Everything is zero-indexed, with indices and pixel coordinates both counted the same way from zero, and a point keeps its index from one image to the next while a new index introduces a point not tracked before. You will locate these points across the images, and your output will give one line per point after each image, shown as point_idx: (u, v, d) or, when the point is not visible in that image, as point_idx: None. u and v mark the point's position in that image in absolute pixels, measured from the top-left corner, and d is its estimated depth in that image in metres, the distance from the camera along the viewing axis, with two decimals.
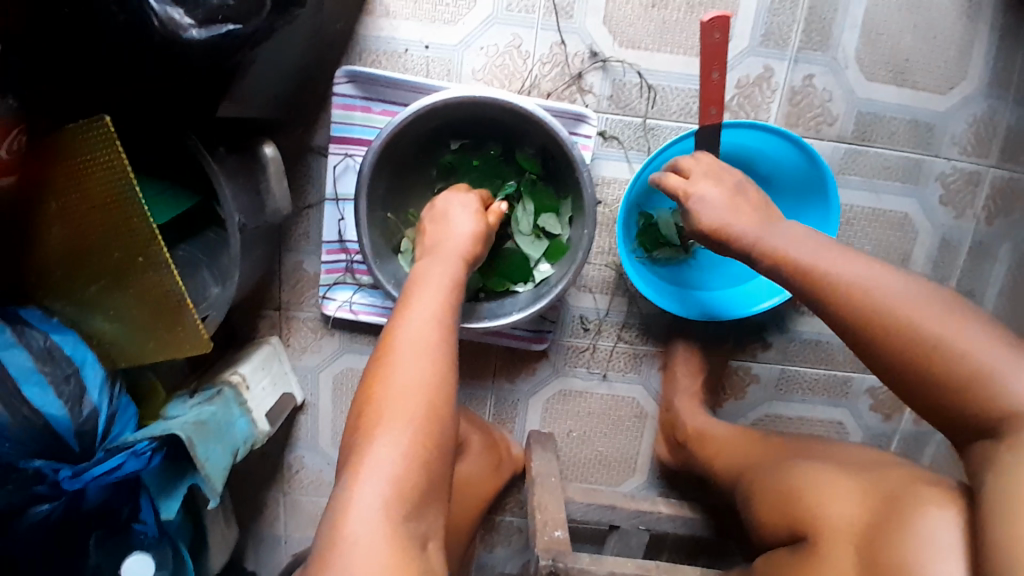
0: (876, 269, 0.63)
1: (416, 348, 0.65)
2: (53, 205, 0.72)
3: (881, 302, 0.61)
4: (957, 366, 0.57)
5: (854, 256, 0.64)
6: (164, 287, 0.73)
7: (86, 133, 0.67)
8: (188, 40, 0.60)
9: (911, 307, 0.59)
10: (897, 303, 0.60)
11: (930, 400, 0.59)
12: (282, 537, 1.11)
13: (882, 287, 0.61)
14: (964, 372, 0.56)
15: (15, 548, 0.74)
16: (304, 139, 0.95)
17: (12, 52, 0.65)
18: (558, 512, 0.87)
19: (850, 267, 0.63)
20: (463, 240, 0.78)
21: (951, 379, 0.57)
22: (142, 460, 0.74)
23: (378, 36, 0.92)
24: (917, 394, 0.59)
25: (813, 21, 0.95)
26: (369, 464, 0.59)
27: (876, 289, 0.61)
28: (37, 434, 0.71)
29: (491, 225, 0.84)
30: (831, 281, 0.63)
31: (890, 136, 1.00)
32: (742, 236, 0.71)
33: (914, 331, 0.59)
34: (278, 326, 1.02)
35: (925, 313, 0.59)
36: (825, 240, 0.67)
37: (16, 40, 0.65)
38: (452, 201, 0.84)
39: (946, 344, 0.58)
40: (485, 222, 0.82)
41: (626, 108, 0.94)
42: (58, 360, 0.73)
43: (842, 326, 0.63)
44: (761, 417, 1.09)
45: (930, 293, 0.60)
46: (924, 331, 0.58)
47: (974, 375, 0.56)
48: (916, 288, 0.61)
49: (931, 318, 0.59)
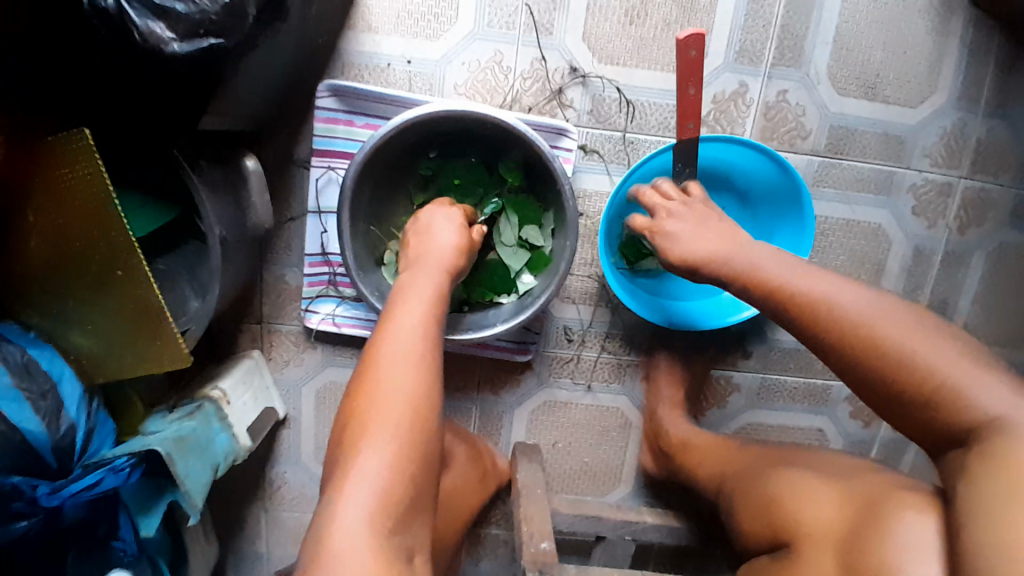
0: (844, 283, 0.66)
1: (401, 360, 0.65)
2: (31, 219, 0.72)
3: (848, 316, 0.63)
4: (921, 377, 0.59)
5: (821, 273, 0.67)
6: (144, 301, 0.72)
7: (66, 146, 0.67)
8: (170, 55, 0.60)
9: (878, 320, 0.62)
10: (864, 316, 0.62)
11: (897, 410, 0.61)
12: (264, 555, 1.09)
13: (851, 301, 0.64)
14: (929, 384, 0.59)
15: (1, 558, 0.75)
16: (286, 153, 0.95)
17: (11, 53, 0.69)
18: (543, 523, 0.86)
19: (818, 284, 0.66)
20: (447, 251, 0.79)
21: (917, 389, 0.59)
22: (120, 476, 0.74)
23: (361, 51, 0.93)
24: (886, 403, 0.61)
25: (786, 38, 0.97)
26: (354, 477, 0.59)
27: (844, 304, 0.64)
28: (14, 452, 0.68)
29: (474, 240, 0.85)
30: (801, 295, 0.66)
31: (862, 149, 1.02)
32: (712, 258, 0.74)
33: (882, 343, 0.61)
34: (260, 340, 1.01)
35: (891, 325, 0.61)
36: (798, 258, 0.70)
37: (12, 44, 0.67)
38: (435, 214, 0.85)
39: (913, 355, 0.60)
40: (468, 234, 0.83)
41: (606, 122, 0.96)
42: (35, 376, 0.72)
43: (815, 338, 0.65)
44: (743, 425, 1.10)
45: (896, 307, 0.63)
46: (890, 344, 0.61)
47: (938, 386, 0.58)
48: (883, 303, 0.63)
49: (896, 330, 0.61)
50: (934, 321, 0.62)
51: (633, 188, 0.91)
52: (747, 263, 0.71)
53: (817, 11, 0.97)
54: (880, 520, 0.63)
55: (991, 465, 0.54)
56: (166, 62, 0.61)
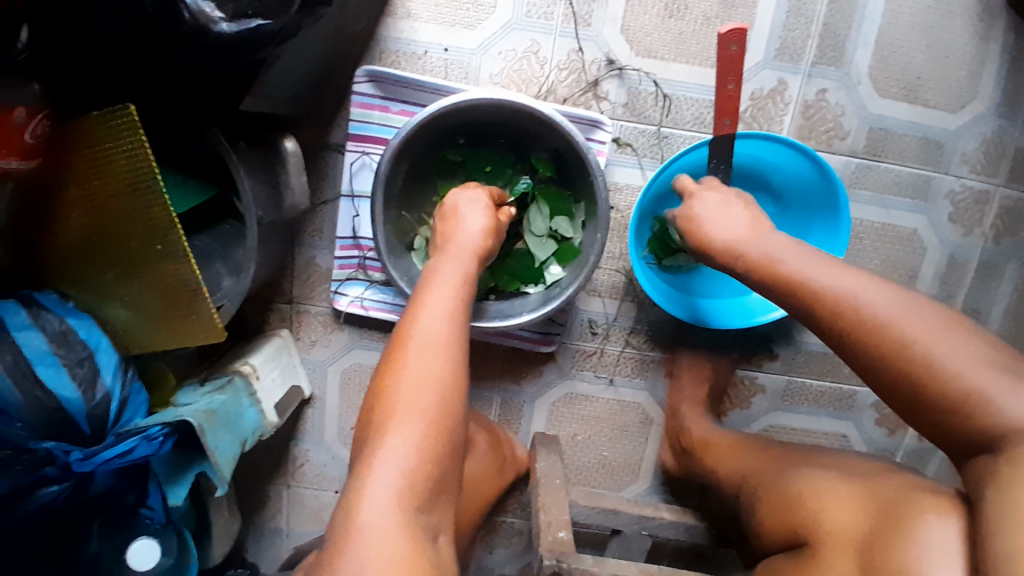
0: (868, 281, 0.63)
1: (430, 342, 0.65)
2: (73, 192, 0.73)
3: (869, 313, 0.61)
4: (946, 381, 0.57)
5: (845, 269, 0.65)
6: (181, 277, 0.73)
7: (110, 121, 0.68)
8: (218, 34, 0.60)
9: (903, 319, 0.60)
10: (886, 314, 0.60)
11: (916, 414, 0.59)
12: (284, 530, 1.11)
13: (870, 299, 0.62)
14: (956, 388, 0.57)
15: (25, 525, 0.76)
16: (321, 137, 0.96)
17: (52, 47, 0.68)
18: (561, 513, 0.87)
19: (838, 281, 0.64)
20: (474, 236, 0.79)
21: (944, 392, 0.57)
22: (154, 445, 0.75)
23: (398, 38, 0.94)
24: (907, 405, 0.60)
25: (828, 37, 0.96)
26: (382, 456, 0.60)
27: (865, 301, 0.61)
28: (49, 418, 0.72)
29: (501, 221, 0.85)
30: (821, 291, 0.64)
31: (900, 153, 1.01)
32: (725, 247, 0.73)
33: (907, 344, 0.59)
34: (289, 320, 1.03)
35: (915, 324, 0.59)
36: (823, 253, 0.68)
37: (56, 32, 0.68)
38: (461, 198, 0.85)
39: (937, 358, 0.58)
40: (496, 219, 0.83)
41: (641, 116, 0.96)
42: (72, 344, 0.74)
43: (835, 336, 0.63)
44: (765, 427, 1.09)
45: (917, 304, 0.61)
46: (917, 343, 0.58)
47: (964, 389, 0.56)
48: (906, 300, 0.61)
49: (920, 330, 0.59)
50: (954, 318, 0.60)
51: (666, 181, 0.90)
52: (763, 254, 0.69)
53: (861, 10, 0.96)
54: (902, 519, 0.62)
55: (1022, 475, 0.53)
56: (211, 41, 0.62)
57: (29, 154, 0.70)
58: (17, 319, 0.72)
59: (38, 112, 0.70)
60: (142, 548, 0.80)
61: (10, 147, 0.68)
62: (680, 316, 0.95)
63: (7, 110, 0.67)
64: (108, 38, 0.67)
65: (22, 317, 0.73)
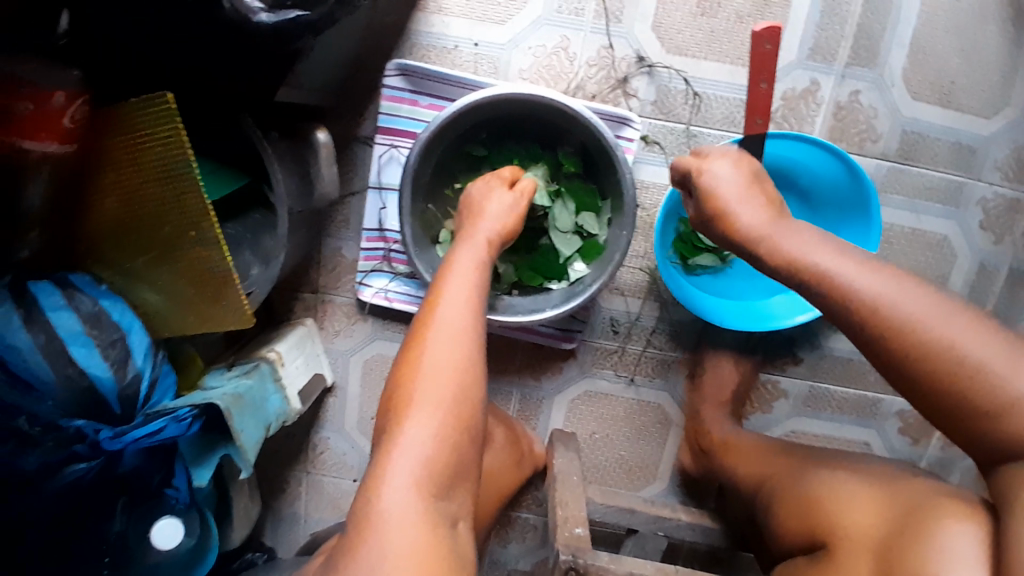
0: (898, 279, 0.60)
1: (448, 330, 0.66)
2: (110, 176, 0.75)
3: (908, 313, 0.58)
4: (984, 388, 0.55)
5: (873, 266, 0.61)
6: (212, 261, 0.74)
7: (147, 109, 0.69)
8: (257, 24, 0.60)
9: (945, 321, 0.57)
10: (925, 315, 0.57)
11: (942, 417, 0.58)
12: (302, 517, 1.13)
13: (908, 300, 0.59)
14: (992, 398, 0.55)
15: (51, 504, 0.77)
16: (351, 129, 0.97)
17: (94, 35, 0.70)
18: (579, 510, 0.86)
19: (877, 282, 0.60)
20: (493, 227, 0.79)
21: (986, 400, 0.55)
22: (182, 426, 0.75)
23: (429, 32, 0.94)
24: (945, 413, 0.57)
25: (862, 37, 0.95)
26: (400, 445, 0.60)
27: (907, 302, 0.58)
28: (80, 396, 0.74)
29: (523, 200, 0.84)
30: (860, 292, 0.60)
31: (932, 157, 0.99)
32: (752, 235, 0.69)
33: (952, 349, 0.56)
34: (313, 309, 1.04)
35: (956, 327, 0.57)
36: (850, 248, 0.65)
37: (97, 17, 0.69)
38: (476, 190, 0.85)
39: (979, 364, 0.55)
40: (517, 209, 0.83)
41: (670, 114, 0.95)
42: (105, 326, 0.76)
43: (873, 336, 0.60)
44: (786, 432, 1.08)
45: (956, 306, 0.58)
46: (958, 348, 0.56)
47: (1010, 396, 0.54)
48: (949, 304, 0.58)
49: (967, 337, 0.56)
50: (997, 323, 0.58)
51: None
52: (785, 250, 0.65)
53: (896, 10, 0.94)
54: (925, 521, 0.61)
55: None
56: (250, 32, 0.62)
57: (69, 138, 0.72)
58: (52, 300, 0.74)
59: (78, 97, 0.71)
60: (165, 528, 0.82)
61: (51, 130, 0.70)
62: (702, 315, 0.94)
63: (48, 94, 0.69)
64: (108, 39, 0.70)
65: (57, 298, 0.75)
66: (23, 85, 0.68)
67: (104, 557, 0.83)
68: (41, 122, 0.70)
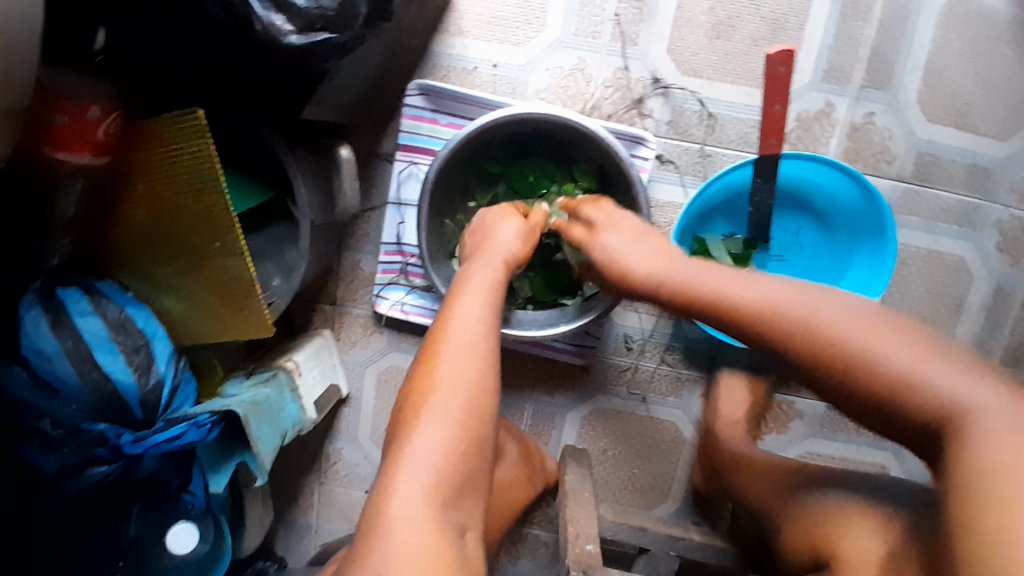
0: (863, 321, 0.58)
1: (460, 347, 0.67)
2: (140, 186, 0.77)
3: (786, 309, 0.61)
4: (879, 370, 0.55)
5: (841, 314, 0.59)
6: (236, 272, 0.76)
7: (180, 124, 0.71)
8: (286, 45, 0.63)
9: (823, 309, 0.60)
10: (801, 309, 0.60)
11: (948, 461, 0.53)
12: (314, 527, 1.14)
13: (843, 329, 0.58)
14: None
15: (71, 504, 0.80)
16: (372, 146, 1.00)
17: None
18: (590, 526, 0.86)
19: (788, 302, 0.61)
20: (507, 246, 0.80)
21: (881, 382, 0.55)
22: (202, 431, 0.77)
23: (450, 53, 0.97)
24: (851, 402, 0.57)
25: (876, 60, 0.96)
26: (410, 455, 0.62)
27: (784, 300, 0.61)
28: (106, 398, 0.76)
29: (534, 226, 0.86)
30: (743, 296, 0.64)
31: (948, 179, 0.99)
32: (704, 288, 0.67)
33: (836, 338, 0.58)
34: (330, 320, 1.06)
35: (835, 314, 0.59)
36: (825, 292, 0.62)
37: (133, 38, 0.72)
38: (490, 213, 0.86)
39: (864, 347, 0.56)
40: (525, 230, 0.84)
41: (685, 134, 0.97)
42: (130, 332, 0.78)
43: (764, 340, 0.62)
44: (801, 453, 1.07)
45: (892, 330, 0.57)
46: (842, 333, 0.58)
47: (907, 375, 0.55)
48: (827, 295, 0.61)
49: (849, 326, 0.58)
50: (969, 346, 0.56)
51: (709, 199, 0.90)
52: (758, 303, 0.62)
53: (910, 34, 0.95)
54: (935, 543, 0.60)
55: (989, 465, 0.49)
56: (280, 52, 0.65)
57: (101, 151, 0.74)
58: (80, 306, 0.77)
59: (112, 111, 0.73)
60: (182, 533, 0.82)
61: (85, 142, 0.72)
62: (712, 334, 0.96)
63: (83, 108, 0.71)
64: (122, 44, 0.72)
65: (84, 304, 0.77)
66: (57, 96, 0.69)
67: (118, 561, 0.85)
68: (76, 135, 0.71)
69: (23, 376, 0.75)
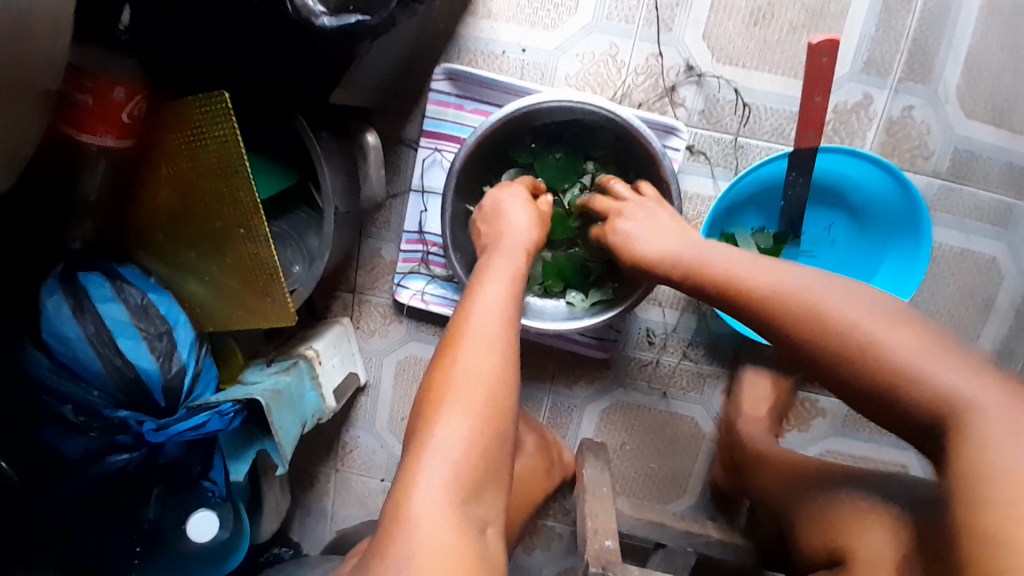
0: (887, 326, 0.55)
1: (482, 341, 0.65)
2: (164, 170, 0.75)
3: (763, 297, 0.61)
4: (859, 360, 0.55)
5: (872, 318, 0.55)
6: (261, 258, 0.74)
7: (204, 106, 0.69)
8: (318, 27, 0.61)
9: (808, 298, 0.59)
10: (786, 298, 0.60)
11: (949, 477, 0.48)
12: (328, 513, 1.13)
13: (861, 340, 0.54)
14: None
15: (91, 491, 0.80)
16: (396, 131, 0.98)
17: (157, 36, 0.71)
18: (609, 521, 0.83)
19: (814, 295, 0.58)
20: (523, 236, 0.80)
21: (858, 369, 0.55)
22: (224, 420, 0.75)
23: (477, 37, 0.95)
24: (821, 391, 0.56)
25: (917, 53, 0.93)
26: (432, 447, 0.59)
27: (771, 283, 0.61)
28: (129, 385, 0.75)
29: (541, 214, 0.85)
30: (732, 279, 0.65)
31: (984, 177, 0.96)
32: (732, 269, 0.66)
33: (807, 326, 0.57)
34: (350, 308, 1.05)
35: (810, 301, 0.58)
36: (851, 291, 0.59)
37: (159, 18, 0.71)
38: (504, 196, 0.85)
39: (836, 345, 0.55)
40: (537, 218, 0.84)
41: (717, 124, 0.94)
42: (152, 317, 0.77)
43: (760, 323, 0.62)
44: (822, 451, 1.06)
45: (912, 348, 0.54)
46: (824, 313, 0.58)
47: (884, 368, 0.53)
48: (812, 279, 0.60)
49: (829, 314, 0.58)
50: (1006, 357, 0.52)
51: (740, 192, 0.88)
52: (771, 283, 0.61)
53: (954, 24, 0.92)
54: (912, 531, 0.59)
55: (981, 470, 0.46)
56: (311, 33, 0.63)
57: (126, 134, 0.73)
58: (101, 291, 0.76)
59: (137, 92, 0.72)
60: (201, 521, 0.82)
61: (109, 124, 0.72)
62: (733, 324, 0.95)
63: (108, 87, 0.71)
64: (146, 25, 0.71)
65: (106, 290, 0.76)
66: (83, 77, 0.69)
67: (136, 545, 0.86)
68: (101, 115, 0.71)
69: (45, 361, 0.75)
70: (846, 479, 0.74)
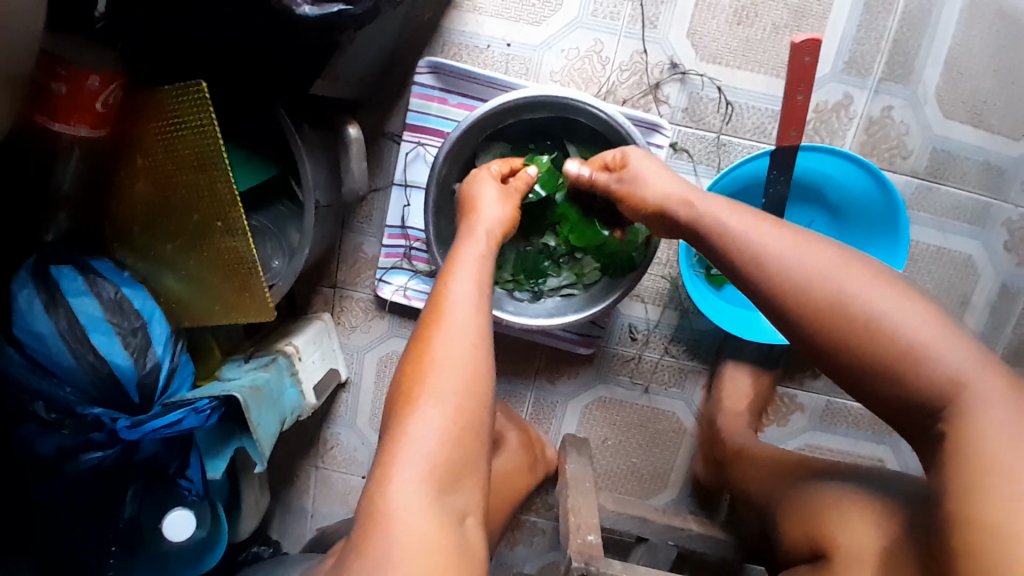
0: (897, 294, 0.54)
1: (458, 332, 0.63)
2: (139, 160, 0.74)
3: None
4: None
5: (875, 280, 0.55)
6: (237, 252, 0.73)
7: (180, 95, 0.68)
8: (299, 16, 0.60)
9: None
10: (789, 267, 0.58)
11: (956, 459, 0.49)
12: (309, 511, 1.12)
13: None
14: None
15: (66, 488, 0.79)
16: (379, 124, 0.97)
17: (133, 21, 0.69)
18: (591, 517, 0.83)
19: (816, 257, 0.57)
20: (495, 225, 0.77)
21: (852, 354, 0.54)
22: (201, 418, 0.74)
23: (462, 30, 0.94)
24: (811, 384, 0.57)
25: (898, 53, 0.94)
26: (407, 442, 0.58)
27: None
28: (104, 381, 0.74)
29: (518, 190, 0.83)
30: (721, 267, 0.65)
31: (962, 176, 0.98)
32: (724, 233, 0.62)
33: None
34: (331, 303, 1.04)
35: None
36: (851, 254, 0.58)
37: None
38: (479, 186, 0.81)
39: None
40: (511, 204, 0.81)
41: (701, 121, 0.95)
42: (126, 313, 0.75)
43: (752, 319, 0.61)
44: (800, 447, 1.07)
45: None
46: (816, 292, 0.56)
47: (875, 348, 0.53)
48: (816, 250, 0.57)
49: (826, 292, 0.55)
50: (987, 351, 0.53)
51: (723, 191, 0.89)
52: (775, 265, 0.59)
53: (933, 27, 0.93)
54: (887, 522, 0.60)
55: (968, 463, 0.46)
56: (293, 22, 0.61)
57: (100, 123, 0.71)
58: (73, 286, 0.74)
59: (112, 81, 0.70)
60: (179, 520, 0.80)
61: (83, 113, 0.70)
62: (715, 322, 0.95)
63: (82, 76, 0.68)
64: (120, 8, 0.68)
65: (79, 284, 0.74)
66: (57, 64, 0.67)
67: (111, 543, 0.85)
68: (74, 104, 0.69)
69: (17, 358, 0.73)
70: (824, 473, 0.75)
